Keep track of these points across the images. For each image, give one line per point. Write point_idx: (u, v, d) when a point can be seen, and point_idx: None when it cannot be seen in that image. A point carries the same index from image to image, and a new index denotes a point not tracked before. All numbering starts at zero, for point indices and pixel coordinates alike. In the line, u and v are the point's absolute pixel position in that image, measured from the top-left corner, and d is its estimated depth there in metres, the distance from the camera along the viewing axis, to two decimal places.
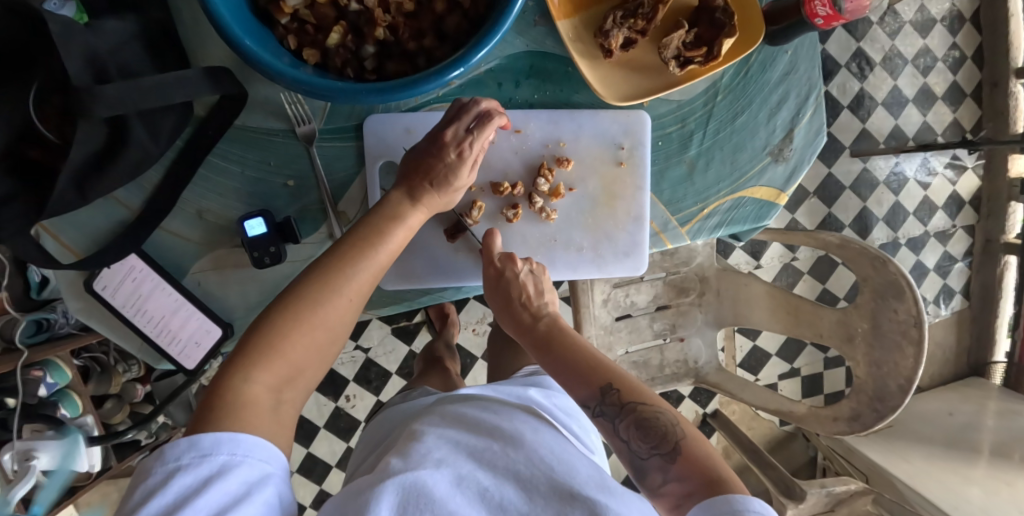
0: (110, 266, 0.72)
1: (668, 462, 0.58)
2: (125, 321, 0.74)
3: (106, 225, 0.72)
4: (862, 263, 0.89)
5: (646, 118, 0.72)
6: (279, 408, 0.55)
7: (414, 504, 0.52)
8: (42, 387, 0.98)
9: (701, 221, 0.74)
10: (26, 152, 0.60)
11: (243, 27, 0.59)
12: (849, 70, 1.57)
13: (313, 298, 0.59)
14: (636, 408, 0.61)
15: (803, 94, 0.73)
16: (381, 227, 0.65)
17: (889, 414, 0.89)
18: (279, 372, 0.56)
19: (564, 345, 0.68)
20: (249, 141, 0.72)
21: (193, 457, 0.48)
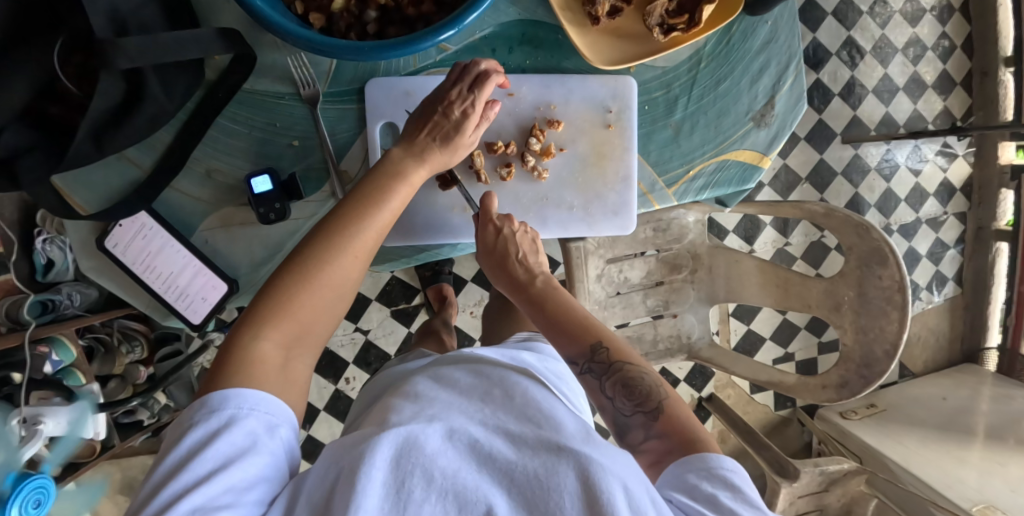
0: (121, 224, 0.76)
1: (650, 419, 0.63)
2: (134, 277, 0.77)
3: (118, 184, 0.76)
4: (848, 231, 0.91)
5: (632, 83, 0.75)
6: (288, 367, 0.58)
7: (412, 457, 0.49)
8: (48, 363, 1.00)
9: (687, 183, 0.77)
10: (48, 108, 0.66)
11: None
12: (841, 58, 1.60)
13: (321, 256, 0.61)
14: (622, 368, 0.65)
15: (783, 63, 0.76)
16: (381, 188, 0.67)
17: (875, 380, 0.91)
18: (288, 331, 0.58)
19: (556, 306, 0.70)
20: (256, 104, 0.76)
21: (204, 414, 0.52)
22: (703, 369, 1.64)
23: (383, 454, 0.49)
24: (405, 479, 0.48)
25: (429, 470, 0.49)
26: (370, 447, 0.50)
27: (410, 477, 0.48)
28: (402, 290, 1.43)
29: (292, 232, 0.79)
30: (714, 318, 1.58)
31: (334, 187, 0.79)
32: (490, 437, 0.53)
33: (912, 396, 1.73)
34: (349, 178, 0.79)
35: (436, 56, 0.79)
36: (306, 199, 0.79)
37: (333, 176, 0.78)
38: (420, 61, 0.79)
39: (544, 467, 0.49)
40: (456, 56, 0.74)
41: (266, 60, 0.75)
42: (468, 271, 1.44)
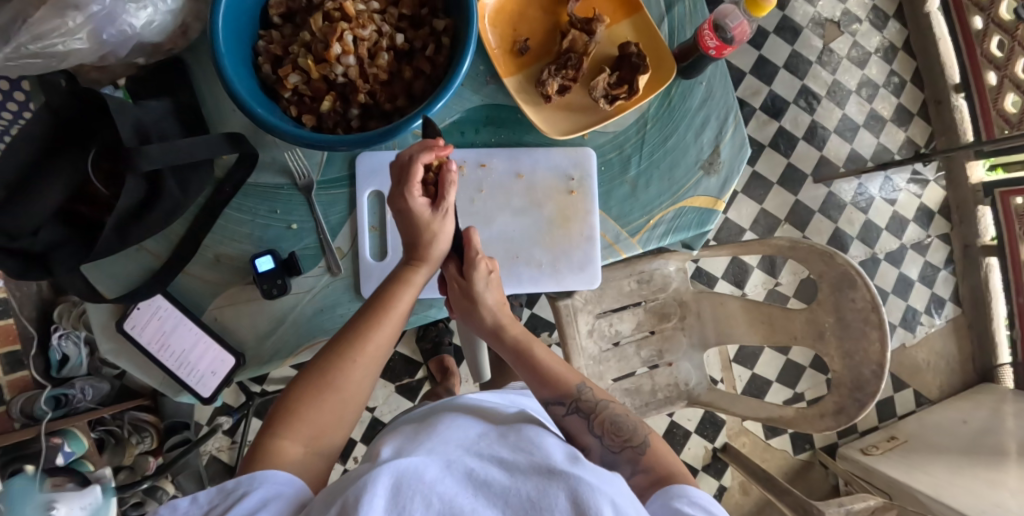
0: (138, 307, 0.83)
1: (637, 454, 0.69)
2: (150, 356, 0.84)
3: (139, 271, 0.84)
4: (815, 260, 0.95)
5: (592, 153, 0.80)
6: (308, 460, 0.62)
7: (414, 485, 0.51)
8: (60, 455, 1.05)
9: (649, 231, 0.81)
10: (80, 208, 0.76)
11: (256, 100, 0.70)
12: (798, 105, 1.70)
13: (329, 363, 0.66)
14: (604, 407, 0.72)
15: (722, 116, 0.82)
16: (385, 292, 0.70)
17: (870, 401, 0.92)
18: (302, 431, 0.63)
19: (533, 360, 0.76)
20: (259, 195, 0.84)
21: (219, 498, 0.56)
22: (713, 419, 1.63)
23: (384, 482, 0.51)
24: (405, 503, 0.50)
25: (429, 493, 0.51)
26: (373, 477, 0.52)
27: (411, 504, 0.50)
28: (405, 364, 1.50)
29: (295, 305, 0.83)
30: (716, 366, 1.59)
31: (330, 263, 0.84)
32: (485, 467, 0.55)
33: (932, 424, 1.70)
34: (342, 253, 0.85)
35: (412, 141, 0.86)
36: (305, 275, 0.84)
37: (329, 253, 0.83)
38: (399, 145, 0.86)
39: (537, 490, 0.52)
40: None
41: (266, 156, 0.83)
42: None
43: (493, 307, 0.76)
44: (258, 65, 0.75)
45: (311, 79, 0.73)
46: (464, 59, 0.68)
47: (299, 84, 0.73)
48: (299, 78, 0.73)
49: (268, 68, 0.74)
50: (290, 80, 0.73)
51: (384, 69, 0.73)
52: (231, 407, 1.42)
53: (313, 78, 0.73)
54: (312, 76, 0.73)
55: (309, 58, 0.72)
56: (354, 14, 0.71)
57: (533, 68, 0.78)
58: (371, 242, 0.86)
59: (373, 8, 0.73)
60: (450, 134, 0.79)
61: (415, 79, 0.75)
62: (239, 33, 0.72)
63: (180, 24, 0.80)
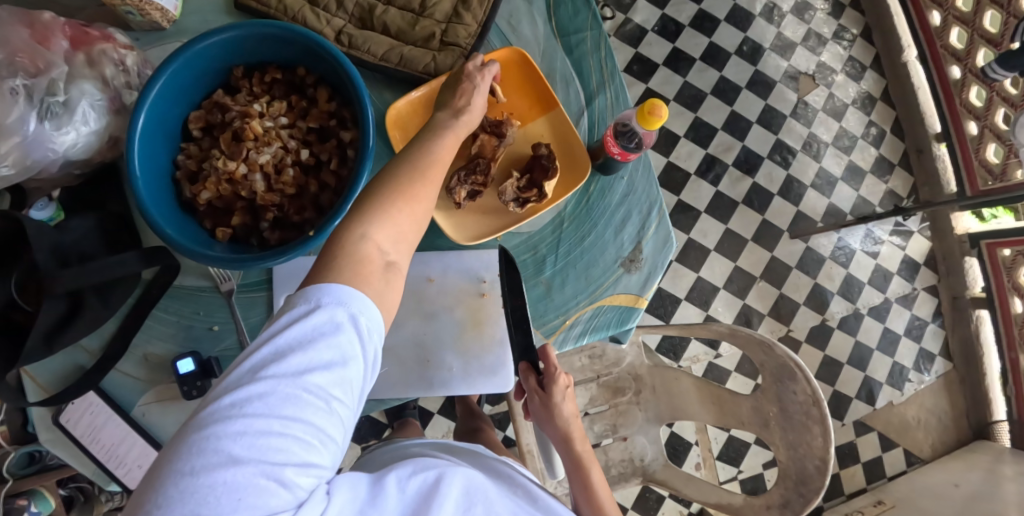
0: (74, 402, 0.84)
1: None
2: (82, 448, 0.85)
3: (70, 369, 0.84)
4: (754, 348, 0.92)
5: (504, 256, 0.76)
6: (388, 271, 0.58)
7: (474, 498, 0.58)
8: (26, 514, 1.20)
9: (565, 331, 0.78)
10: (15, 316, 0.75)
11: (167, 219, 0.69)
12: (773, 160, 1.67)
13: (400, 181, 0.60)
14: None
15: (645, 211, 0.81)
16: (426, 140, 0.65)
17: (814, 497, 0.88)
18: (391, 233, 0.59)
19: (589, 478, 0.76)
20: (184, 297, 0.84)
21: (308, 302, 0.53)
22: None
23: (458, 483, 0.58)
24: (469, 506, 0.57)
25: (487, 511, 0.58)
26: (444, 473, 0.58)
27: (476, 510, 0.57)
28: (371, 426, 1.49)
29: None
30: (690, 429, 1.55)
31: None
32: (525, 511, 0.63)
33: (922, 487, 1.63)
34: None
35: None
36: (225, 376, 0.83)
37: None
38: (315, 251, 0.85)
39: None
40: None
41: (190, 261, 0.84)
42: (433, 403, 1.48)
43: (567, 417, 0.78)
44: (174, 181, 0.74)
45: (223, 194, 0.73)
46: (363, 172, 0.68)
47: (211, 199, 0.73)
48: (210, 194, 0.72)
49: (182, 184, 0.74)
50: (202, 196, 0.72)
51: (290, 184, 0.74)
52: None
53: (224, 193, 0.73)
54: (223, 192, 0.73)
55: (219, 174, 0.72)
56: (259, 133, 0.72)
57: (441, 171, 0.76)
58: None
59: (280, 123, 0.75)
60: None
61: (321, 192, 0.74)
62: (154, 152, 0.71)
63: (110, 137, 0.79)
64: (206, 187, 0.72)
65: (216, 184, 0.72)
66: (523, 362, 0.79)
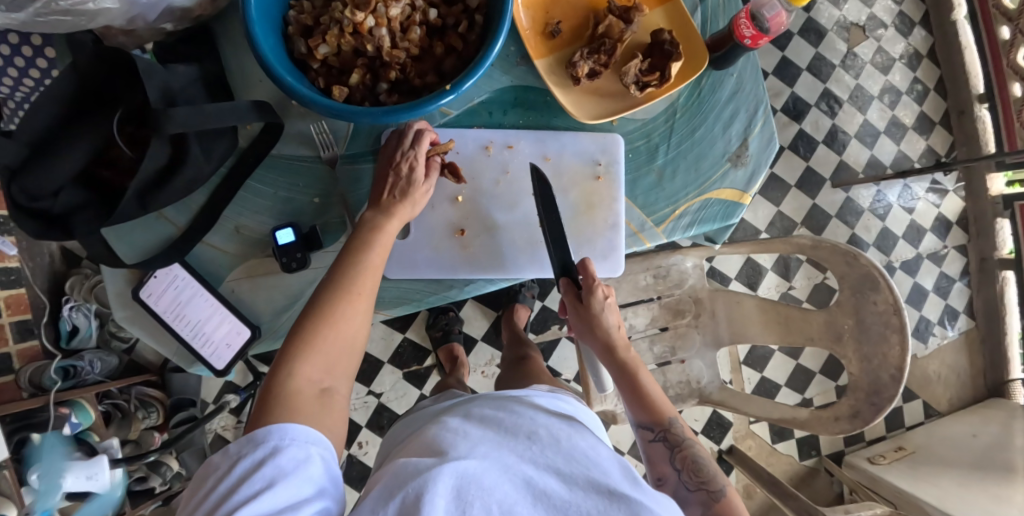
0: (155, 275, 0.77)
1: (712, 498, 0.70)
2: (165, 325, 0.78)
3: (156, 240, 0.78)
4: (837, 260, 0.94)
5: (620, 139, 0.80)
6: (325, 395, 0.62)
7: (470, 491, 0.52)
8: (66, 426, 1.04)
9: (674, 221, 0.81)
10: (101, 172, 0.71)
11: (284, 68, 0.67)
12: (820, 108, 1.68)
13: (325, 316, 0.64)
14: (691, 448, 0.74)
15: (753, 109, 0.81)
16: (364, 239, 0.70)
17: (887, 406, 0.91)
18: (317, 363, 0.62)
19: (643, 379, 0.76)
20: (282, 167, 0.79)
21: (249, 448, 0.55)
22: (720, 420, 1.64)
23: (446, 485, 0.52)
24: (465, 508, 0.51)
25: (488, 502, 0.52)
26: (430, 479, 0.53)
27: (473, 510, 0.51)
28: (414, 352, 1.47)
29: (312, 281, 0.79)
30: (726, 367, 1.59)
31: (350, 238, 0.80)
32: (542, 476, 0.56)
33: (941, 437, 1.68)
34: None
35: (439, 120, 0.79)
36: (326, 249, 0.79)
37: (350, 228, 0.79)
38: (426, 123, 0.79)
39: (599, 508, 0.53)
40: (456, 121, 0.80)
41: (290, 127, 0.78)
42: (478, 330, 1.49)
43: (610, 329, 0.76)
44: (287, 36, 0.72)
45: (341, 51, 0.71)
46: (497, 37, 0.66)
47: (328, 56, 0.71)
48: (329, 50, 0.70)
49: (298, 39, 0.71)
50: (320, 51, 0.70)
51: (416, 44, 0.71)
52: (238, 385, 1.42)
53: (343, 49, 0.71)
54: (342, 47, 0.70)
55: (339, 29, 0.69)
56: None
57: (565, 51, 0.77)
58: None
59: None
60: (479, 115, 0.79)
61: (445, 56, 0.73)
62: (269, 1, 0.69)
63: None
64: (325, 41, 0.70)
65: (336, 39, 0.69)
66: (562, 279, 0.79)
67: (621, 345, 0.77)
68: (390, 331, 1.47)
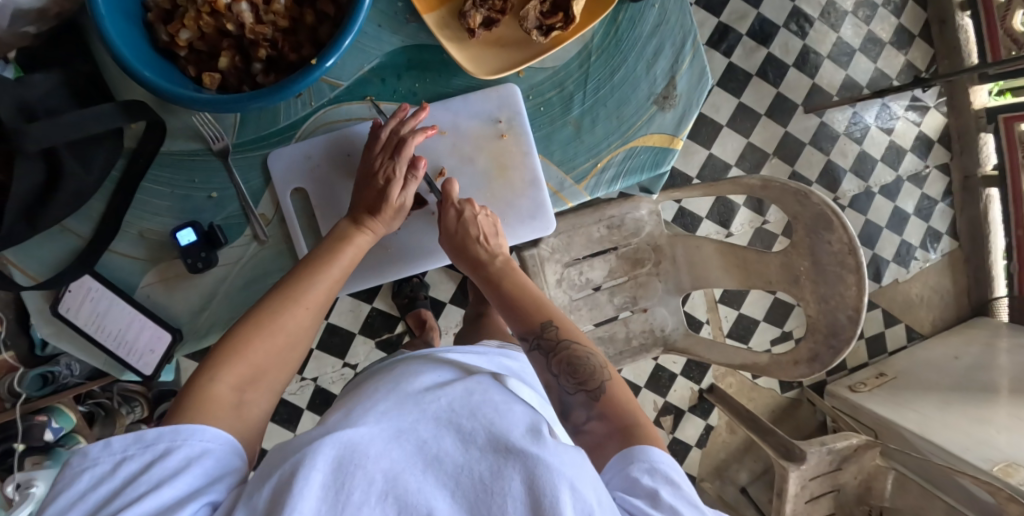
0: (69, 288, 0.74)
1: (592, 399, 0.63)
2: (88, 338, 0.75)
3: (62, 255, 0.74)
4: (788, 201, 0.89)
5: (516, 89, 0.73)
6: (242, 406, 0.57)
7: (352, 459, 0.49)
8: (48, 431, 1.11)
9: (597, 176, 0.75)
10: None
11: (143, 63, 0.65)
12: (789, 29, 1.58)
13: (274, 311, 0.62)
14: (568, 347, 0.67)
15: (678, 43, 0.74)
16: (334, 249, 0.69)
17: (844, 348, 0.89)
18: (241, 372, 0.58)
19: (512, 286, 0.73)
20: (175, 164, 0.74)
21: (136, 448, 0.51)
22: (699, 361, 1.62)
23: (324, 455, 0.49)
24: (343, 478, 0.48)
25: (369, 471, 0.48)
26: (310, 451, 0.49)
27: (351, 479, 0.48)
28: (383, 320, 1.45)
29: (225, 278, 0.76)
30: (702, 307, 1.55)
31: (256, 230, 0.75)
32: (440, 439, 0.53)
33: (923, 359, 1.67)
34: (267, 220, 0.76)
35: (329, 93, 0.74)
36: (232, 245, 0.75)
37: (253, 220, 0.75)
38: (315, 99, 0.74)
39: (492, 469, 0.49)
40: (348, 93, 0.74)
41: (176, 123, 0.73)
42: (445, 293, 1.45)
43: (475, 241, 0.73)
44: (149, 23, 0.70)
45: (204, 33, 0.68)
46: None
47: (192, 40, 0.69)
48: (191, 34, 0.68)
49: (158, 26, 0.69)
50: (182, 37, 0.68)
51: (282, 15, 0.68)
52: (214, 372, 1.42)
53: (206, 32, 0.68)
54: (204, 30, 0.68)
55: (197, 10, 0.67)
56: None
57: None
58: (298, 207, 0.77)
59: None
60: (370, 83, 0.73)
61: (319, 24, 0.69)
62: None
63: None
64: (185, 25, 0.67)
65: (195, 21, 0.67)
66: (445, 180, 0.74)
67: (489, 258, 0.74)
68: (357, 302, 1.44)
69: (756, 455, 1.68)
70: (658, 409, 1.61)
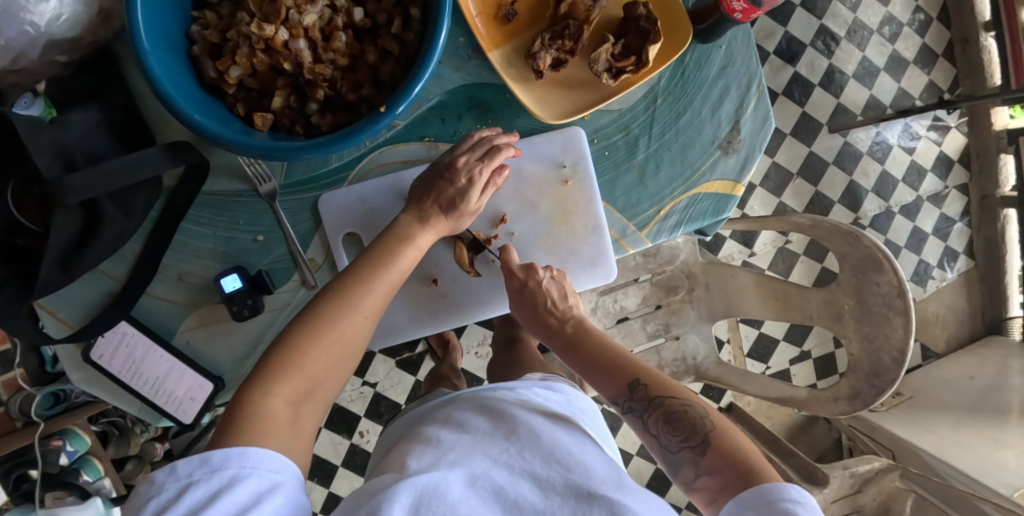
0: (103, 335, 0.71)
1: (698, 455, 0.61)
2: (124, 385, 0.72)
3: (96, 300, 0.71)
4: (836, 239, 0.90)
5: (581, 132, 0.73)
6: (297, 421, 0.55)
7: (431, 506, 0.48)
8: (63, 455, 1.09)
9: (660, 222, 0.74)
10: (15, 241, 0.64)
11: (191, 104, 0.61)
12: (816, 48, 1.56)
13: (330, 317, 0.60)
14: (664, 401, 0.64)
15: (744, 86, 0.73)
16: (392, 248, 0.67)
17: (888, 388, 0.89)
18: (298, 385, 0.56)
19: (593, 347, 0.70)
20: (219, 206, 0.71)
21: (204, 473, 0.47)
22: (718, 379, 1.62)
23: (402, 502, 0.48)
24: None
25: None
26: (387, 497, 0.49)
27: None
28: (404, 338, 1.44)
29: (271, 324, 0.74)
30: (723, 327, 1.55)
31: (305, 275, 0.74)
32: (516, 485, 0.52)
33: (938, 379, 1.68)
34: (317, 265, 0.75)
35: (386, 134, 0.72)
36: (279, 290, 0.73)
37: (303, 265, 0.73)
38: (370, 141, 0.73)
39: None
40: (405, 133, 0.72)
41: (220, 162, 0.71)
42: None
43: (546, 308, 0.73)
44: (193, 57, 0.66)
45: (256, 70, 0.66)
46: (436, 38, 0.60)
47: (243, 77, 0.66)
48: (242, 71, 0.65)
49: (204, 61, 0.65)
50: (232, 74, 0.65)
51: (342, 53, 0.66)
52: None
53: (259, 68, 0.65)
54: (257, 67, 0.65)
55: (250, 46, 0.64)
56: None
57: (523, 39, 0.70)
58: (349, 250, 0.76)
59: None
60: (429, 123, 0.72)
61: (381, 63, 0.67)
62: (166, 24, 0.63)
63: (100, 10, 0.67)
64: (236, 62, 0.64)
65: (248, 58, 0.64)
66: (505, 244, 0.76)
67: (562, 324, 0.73)
68: None
69: None
70: None
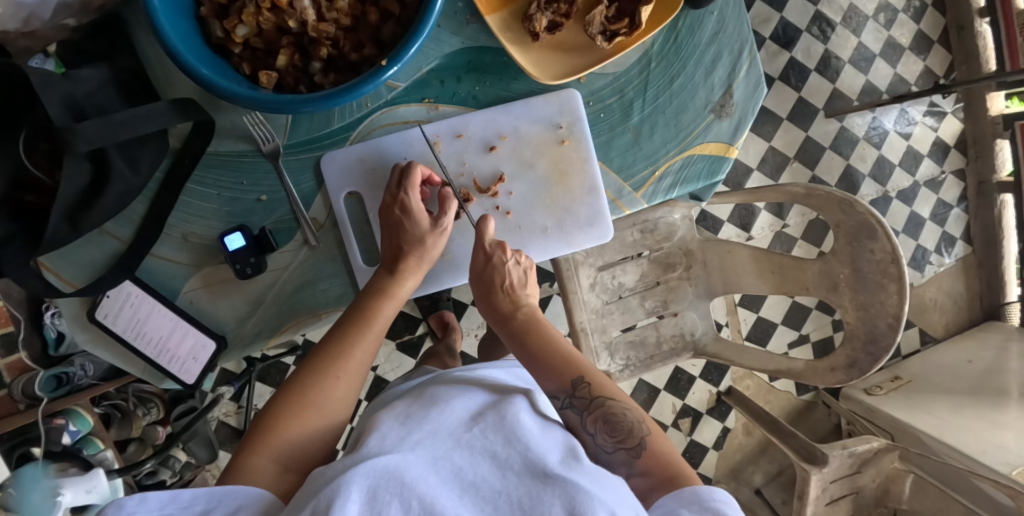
0: (108, 294, 0.72)
1: (632, 457, 0.61)
2: (129, 346, 0.74)
3: (102, 259, 0.72)
4: (831, 208, 0.91)
5: (577, 95, 0.75)
6: (285, 473, 0.57)
7: (389, 487, 0.48)
8: (65, 434, 1.10)
9: (655, 183, 0.77)
10: (23, 196, 0.66)
11: (199, 59, 0.62)
12: (812, 33, 1.58)
13: (310, 379, 0.63)
14: (603, 404, 0.64)
15: (736, 51, 0.75)
16: (371, 302, 0.70)
17: (883, 355, 0.90)
18: (281, 449, 0.58)
19: (542, 341, 0.70)
20: (223, 166, 0.73)
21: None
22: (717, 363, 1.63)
23: (359, 485, 0.48)
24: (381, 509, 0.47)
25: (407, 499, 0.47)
26: (345, 481, 0.48)
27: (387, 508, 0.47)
28: (404, 321, 1.44)
29: (273, 283, 0.75)
30: (722, 310, 1.56)
31: (307, 235, 0.75)
32: (474, 467, 0.52)
33: (937, 362, 1.68)
34: (319, 225, 0.76)
35: (387, 95, 0.74)
36: (281, 249, 0.75)
37: (305, 224, 0.74)
38: (372, 101, 0.74)
39: (531, 496, 0.49)
40: (406, 95, 0.74)
41: (225, 121, 0.72)
42: (467, 295, 1.45)
43: (502, 296, 0.74)
44: (200, 17, 0.67)
45: (262, 29, 0.67)
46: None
47: (249, 37, 0.67)
48: (248, 30, 0.66)
49: (211, 20, 0.67)
50: (238, 33, 0.66)
51: (345, 12, 0.67)
52: (233, 374, 1.38)
53: (264, 28, 0.67)
54: (263, 26, 0.66)
55: (256, 5, 0.65)
56: None
57: (519, 3, 0.71)
58: (351, 210, 0.77)
59: None
60: (429, 85, 0.73)
61: (382, 23, 0.68)
62: None
63: None
64: (243, 21, 0.66)
65: (254, 16, 0.65)
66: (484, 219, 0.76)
67: (513, 310, 0.74)
68: None
69: (771, 456, 1.69)
70: (677, 411, 1.61)
